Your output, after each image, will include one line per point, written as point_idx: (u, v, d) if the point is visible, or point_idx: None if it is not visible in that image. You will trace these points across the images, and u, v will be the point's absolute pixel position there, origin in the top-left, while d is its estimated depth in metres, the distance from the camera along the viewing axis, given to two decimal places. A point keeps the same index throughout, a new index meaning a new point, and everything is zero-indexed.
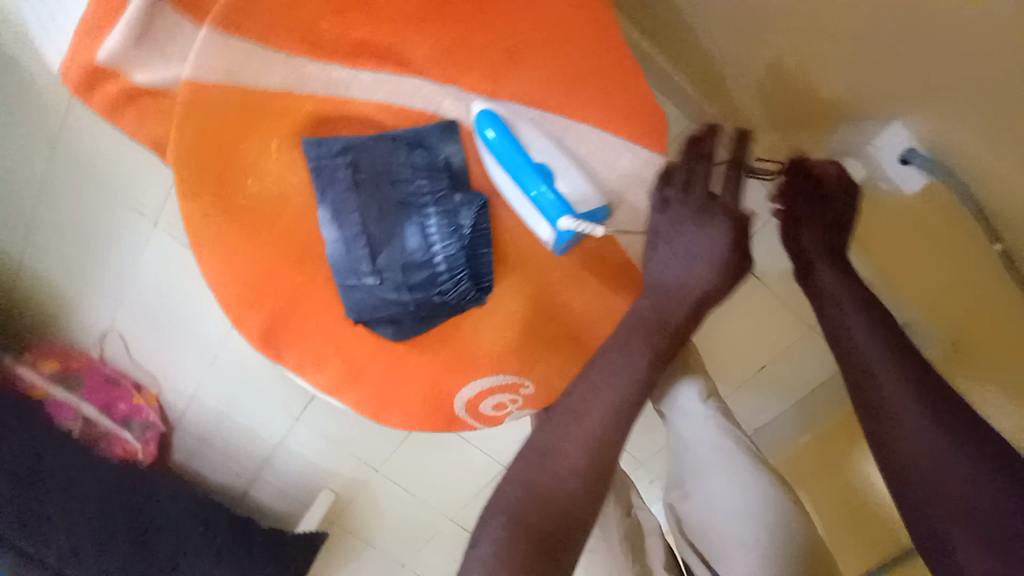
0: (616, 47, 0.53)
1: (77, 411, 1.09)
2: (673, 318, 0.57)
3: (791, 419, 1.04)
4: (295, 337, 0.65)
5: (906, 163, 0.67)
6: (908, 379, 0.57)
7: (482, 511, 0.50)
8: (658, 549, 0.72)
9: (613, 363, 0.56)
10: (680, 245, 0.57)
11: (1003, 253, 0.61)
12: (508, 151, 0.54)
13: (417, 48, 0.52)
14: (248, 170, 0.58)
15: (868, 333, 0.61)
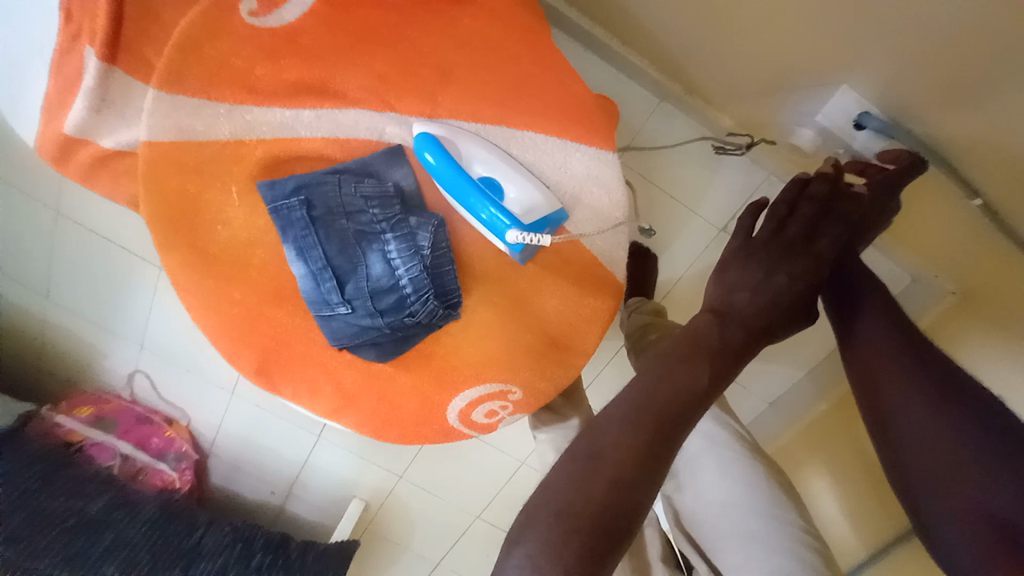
0: (539, 54, 0.58)
1: (116, 451, 1.17)
2: (708, 337, 0.54)
3: (802, 392, 1.04)
4: (287, 370, 0.68)
5: (861, 127, 0.68)
6: (914, 376, 0.52)
7: (523, 515, 0.45)
8: (655, 539, 0.76)
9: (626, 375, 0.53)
10: (758, 277, 0.59)
11: (982, 207, 0.63)
12: (448, 172, 0.54)
13: (353, 80, 0.56)
14: (215, 217, 0.60)
15: (880, 332, 0.57)
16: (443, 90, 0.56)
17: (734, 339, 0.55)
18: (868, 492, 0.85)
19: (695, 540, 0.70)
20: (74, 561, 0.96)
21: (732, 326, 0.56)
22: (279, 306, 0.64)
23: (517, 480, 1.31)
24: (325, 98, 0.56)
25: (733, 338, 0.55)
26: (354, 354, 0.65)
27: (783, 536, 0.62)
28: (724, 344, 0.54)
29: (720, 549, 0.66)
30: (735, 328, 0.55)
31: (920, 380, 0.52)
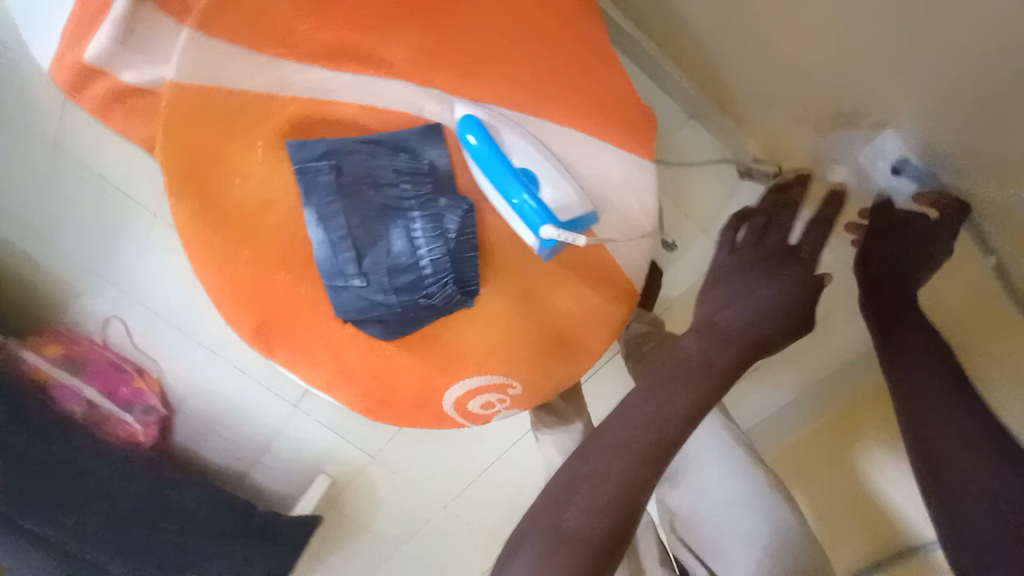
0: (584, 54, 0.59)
1: (83, 396, 1.13)
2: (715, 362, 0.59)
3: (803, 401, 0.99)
4: (285, 336, 0.66)
5: (898, 172, 0.71)
6: (948, 381, 0.60)
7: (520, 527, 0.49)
8: (652, 549, 0.74)
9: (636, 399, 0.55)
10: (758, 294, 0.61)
11: (998, 270, 0.68)
12: (489, 156, 0.54)
13: (396, 50, 0.55)
14: (236, 170, 0.58)
15: (922, 348, 0.64)
16: (484, 74, 0.56)
17: (721, 358, 0.59)
18: (852, 511, 0.85)
19: (692, 544, 0.73)
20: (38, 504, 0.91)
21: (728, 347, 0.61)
22: (288, 273, 0.62)
23: (492, 472, 1.33)
24: (369, 66, 0.55)
25: (726, 365, 0.59)
26: (359, 329, 0.64)
27: (787, 543, 0.63)
28: (723, 363, 0.59)
29: (718, 553, 0.68)
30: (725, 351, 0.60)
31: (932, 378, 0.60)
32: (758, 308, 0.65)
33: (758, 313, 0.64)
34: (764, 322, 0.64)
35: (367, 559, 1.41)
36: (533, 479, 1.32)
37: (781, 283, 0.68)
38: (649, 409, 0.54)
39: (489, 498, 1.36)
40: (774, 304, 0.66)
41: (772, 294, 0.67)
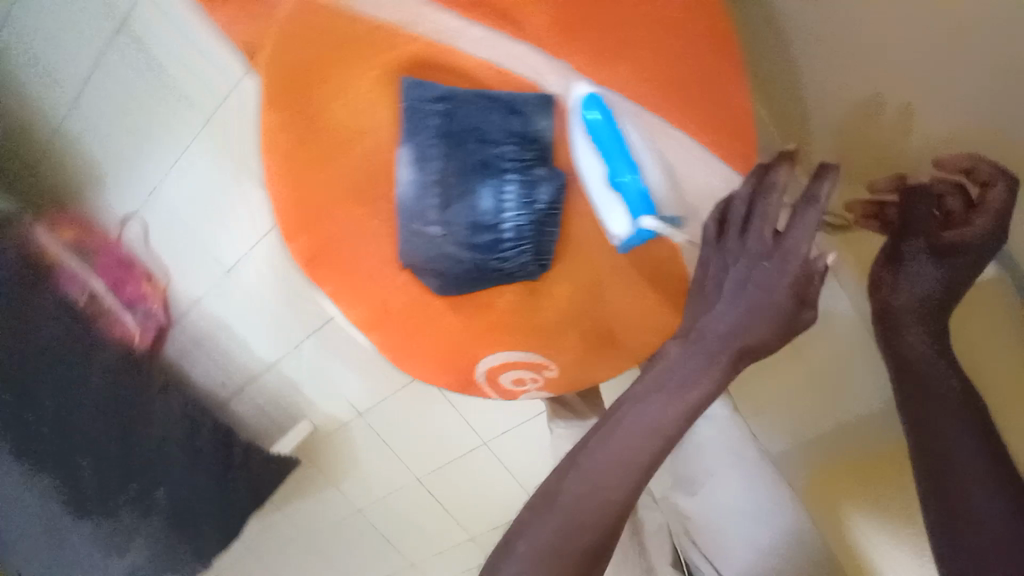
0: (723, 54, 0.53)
1: (87, 285, 1.11)
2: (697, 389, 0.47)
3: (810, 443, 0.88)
4: (337, 269, 0.67)
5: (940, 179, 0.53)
6: (982, 448, 0.50)
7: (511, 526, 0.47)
8: (659, 548, 0.79)
9: (637, 396, 0.48)
10: (743, 297, 0.47)
11: None
12: (607, 137, 0.54)
13: (534, 16, 0.51)
14: (339, 93, 0.58)
15: (961, 402, 0.53)
16: (613, 61, 0.53)
17: (697, 384, 0.47)
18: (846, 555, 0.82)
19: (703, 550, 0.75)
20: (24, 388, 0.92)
21: (712, 352, 0.48)
22: (361, 207, 0.64)
23: (472, 459, 1.30)
24: (500, 21, 0.52)
25: (703, 387, 0.47)
26: (415, 278, 0.66)
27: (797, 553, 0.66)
28: (694, 390, 0.47)
29: (726, 558, 0.71)
30: (709, 359, 0.48)
31: (953, 420, 0.52)
32: (740, 322, 0.47)
33: (754, 329, 0.47)
34: (758, 325, 0.47)
35: (327, 511, 1.41)
36: (514, 477, 1.28)
37: (767, 302, 0.46)
38: (654, 421, 0.46)
39: (464, 485, 1.34)
40: (768, 313, 0.46)
41: (759, 309, 0.47)
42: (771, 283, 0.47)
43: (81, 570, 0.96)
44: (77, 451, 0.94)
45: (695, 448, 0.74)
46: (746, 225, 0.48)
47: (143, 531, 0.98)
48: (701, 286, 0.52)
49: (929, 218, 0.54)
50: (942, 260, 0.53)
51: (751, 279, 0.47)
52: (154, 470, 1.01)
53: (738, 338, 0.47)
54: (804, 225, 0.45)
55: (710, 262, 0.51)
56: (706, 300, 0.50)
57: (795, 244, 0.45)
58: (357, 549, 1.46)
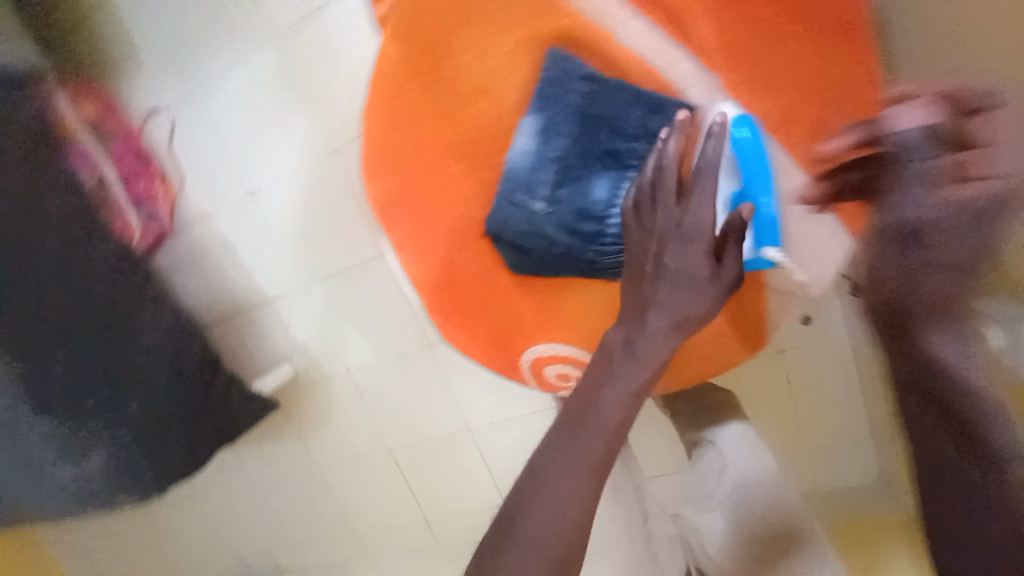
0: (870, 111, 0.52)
1: (98, 167, 1.02)
2: (645, 357, 0.49)
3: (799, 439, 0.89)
4: (413, 220, 0.65)
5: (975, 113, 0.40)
6: None
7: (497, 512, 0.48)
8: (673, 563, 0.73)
9: (589, 384, 0.50)
10: (676, 271, 0.50)
11: None
12: (751, 157, 0.53)
13: (702, 26, 0.51)
14: (473, 43, 0.57)
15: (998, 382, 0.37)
16: (767, 92, 0.51)
17: (641, 350, 0.50)
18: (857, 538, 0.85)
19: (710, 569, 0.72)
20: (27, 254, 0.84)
21: (664, 338, 0.50)
22: (460, 164, 0.62)
23: (452, 442, 1.25)
24: (668, 21, 0.52)
25: (644, 373, 0.49)
26: (492, 247, 0.66)
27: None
28: (637, 379, 0.49)
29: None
30: (662, 342, 0.50)
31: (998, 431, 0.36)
32: (664, 293, 0.50)
33: (683, 291, 0.50)
34: (698, 300, 0.50)
35: (286, 463, 1.36)
36: (490, 470, 1.24)
37: (681, 273, 0.50)
38: (614, 407, 0.48)
39: (436, 469, 1.28)
40: (688, 282, 0.50)
41: (676, 283, 0.50)
42: (691, 254, 0.50)
43: (33, 465, 0.90)
44: (65, 338, 0.87)
45: (716, 465, 0.73)
46: (656, 203, 0.52)
47: (110, 442, 0.92)
48: (635, 268, 0.53)
49: (937, 165, 0.39)
50: (939, 196, 0.39)
51: (668, 254, 0.51)
52: (126, 378, 0.92)
53: (674, 305, 0.50)
54: (703, 194, 0.49)
55: (636, 243, 0.54)
56: (640, 281, 0.52)
57: (699, 208, 0.49)
58: (303, 507, 1.40)
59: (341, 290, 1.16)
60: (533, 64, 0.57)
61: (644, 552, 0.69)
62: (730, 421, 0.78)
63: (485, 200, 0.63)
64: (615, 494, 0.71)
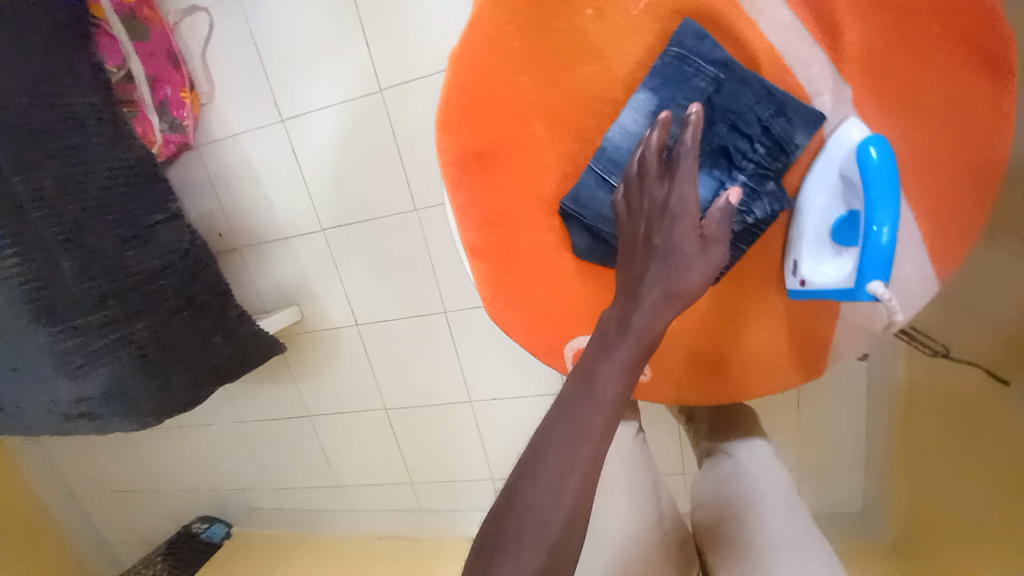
0: (992, 151, 0.50)
1: (126, 63, 0.99)
2: (639, 323, 0.46)
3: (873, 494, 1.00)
4: (480, 182, 0.60)
5: None
6: None
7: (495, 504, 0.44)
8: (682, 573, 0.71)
9: (586, 362, 0.46)
10: (663, 246, 0.48)
11: None
12: (880, 174, 0.46)
13: (850, 28, 0.48)
14: (596, 1, 0.53)
15: None
16: (895, 111, 0.50)
17: (637, 317, 0.47)
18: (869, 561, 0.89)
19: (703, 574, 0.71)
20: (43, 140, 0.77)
21: (663, 310, 0.47)
22: (549, 129, 0.57)
23: (450, 411, 1.21)
24: (815, 18, 0.49)
25: (637, 347, 0.46)
26: (562, 228, 0.61)
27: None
28: (630, 352, 0.46)
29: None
30: (661, 316, 0.47)
31: None
32: (654, 269, 0.48)
33: (677, 266, 0.47)
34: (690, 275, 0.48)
35: (275, 406, 1.32)
36: (485, 445, 1.22)
37: (670, 249, 0.48)
38: (609, 386, 0.45)
39: (429, 437, 1.25)
40: (678, 258, 0.48)
41: (665, 259, 0.48)
42: (676, 231, 0.48)
43: (28, 375, 0.83)
44: (71, 242, 0.79)
45: (728, 467, 0.73)
46: (641, 185, 0.51)
47: (108, 361, 0.82)
48: (627, 248, 0.51)
49: None
50: None
51: (657, 233, 0.49)
52: (131, 294, 0.86)
53: (667, 279, 0.47)
54: (684, 171, 0.48)
55: (626, 226, 0.52)
56: (634, 258, 0.50)
57: (683, 184, 0.48)
58: (286, 452, 1.37)
59: (363, 238, 1.10)
60: (657, 37, 0.53)
61: (655, 560, 0.67)
62: (749, 436, 0.76)
63: (567, 176, 0.59)
64: (633, 491, 0.71)
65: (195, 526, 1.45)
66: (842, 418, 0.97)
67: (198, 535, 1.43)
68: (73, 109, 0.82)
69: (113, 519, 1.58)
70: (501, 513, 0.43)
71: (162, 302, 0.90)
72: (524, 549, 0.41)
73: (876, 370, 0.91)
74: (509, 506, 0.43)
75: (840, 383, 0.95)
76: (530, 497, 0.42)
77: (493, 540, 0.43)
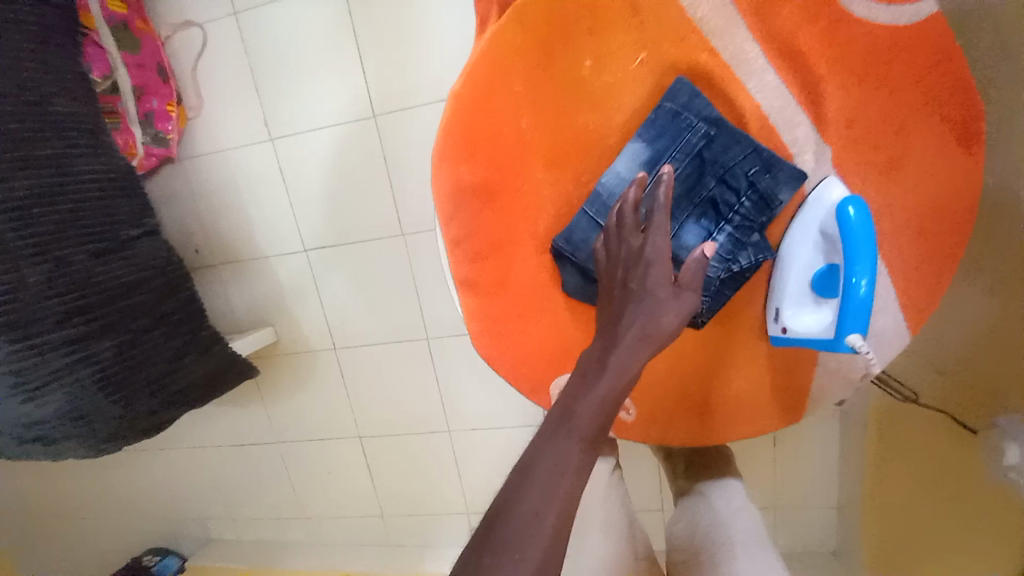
0: (957, 216, 0.53)
1: (113, 73, 0.97)
2: (622, 362, 0.46)
3: (845, 536, 1.00)
4: (474, 216, 0.60)
5: None
6: None
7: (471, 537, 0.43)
8: None
9: (567, 395, 0.46)
10: (636, 290, 0.48)
11: None
12: (857, 233, 0.48)
13: (831, 95, 0.51)
14: (597, 54, 0.55)
15: None
16: (872, 174, 0.53)
17: (619, 354, 0.46)
18: None
19: None
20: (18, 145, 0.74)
21: (635, 351, 0.47)
22: (544, 171, 0.58)
23: (427, 441, 1.18)
24: (800, 84, 0.52)
25: (616, 385, 0.46)
26: (553, 266, 0.61)
27: None
28: (613, 385, 0.46)
29: None
30: (634, 355, 0.46)
31: None
32: (631, 310, 0.48)
33: (651, 310, 0.47)
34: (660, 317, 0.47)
35: (242, 429, 1.26)
36: (460, 475, 1.19)
37: (643, 293, 0.48)
38: (586, 421, 0.44)
39: (403, 466, 1.21)
40: (653, 301, 0.48)
41: (640, 303, 0.48)
42: (648, 277, 0.48)
43: None
44: (39, 255, 0.75)
45: (703, 509, 0.72)
46: (619, 235, 0.52)
47: (68, 382, 0.77)
48: (606, 293, 0.52)
49: None
50: None
51: (633, 278, 0.49)
52: (96, 311, 0.81)
53: (643, 322, 0.47)
54: (658, 224, 0.49)
55: (606, 273, 0.53)
56: (613, 299, 0.50)
57: (657, 235, 0.49)
58: (250, 479, 1.30)
59: (348, 261, 1.09)
60: (652, 90, 0.55)
61: None
62: (725, 478, 0.76)
63: (561, 215, 0.60)
64: (612, 531, 0.69)
65: (147, 558, 1.35)
66: (814, 456, 1.00)
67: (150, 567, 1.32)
68: (54, 117, 0.79)
69: (52, 547, 1.47)
70: (473, 552, 0.42)
71: (130, 322, 0.86)
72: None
73: (851, 411, 0.94)
74: (481, 543, 0.42)
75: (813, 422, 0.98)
76: (505, 535, 0.41)
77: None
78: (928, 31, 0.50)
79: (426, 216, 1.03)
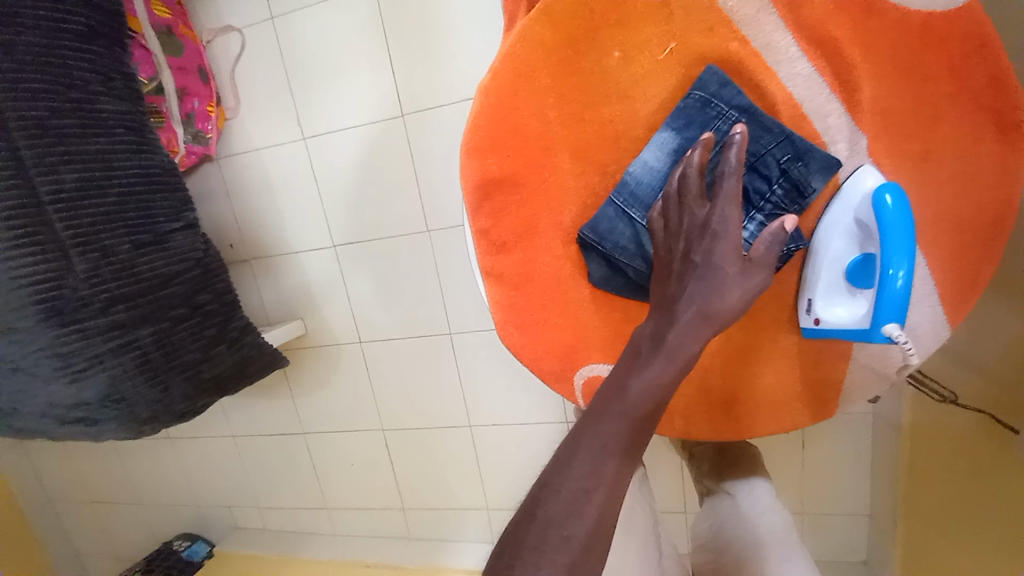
0: (999, 205, 0.52)
1: (158, 75, 1.00)
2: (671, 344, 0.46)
3: (876, 542, 0.97)
4: (503, 208, 0.61)
5: None
6: None
7: (513, 522, 0.43)
8: None
9: (616, 379, 0.47)
10: (704, 261, 0.47)
11: None
12: (897, 222, 0.47)
13: (865, 81, 0.51)
14: (624, 46, 0.55)
15: None
16: (909, 163, 0.51)
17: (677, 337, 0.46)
18: None
19: None
20: (64, 142, 0.78)
21: (692, 332, 0.46)
22: (572, 162, 0.59)
23: (448, 435, 1.19)
24: (833, 72, 0.52)
25: (668, 367, 0.46)
26: (578, 256, 0.62)
27: None
28: (665, 371, 0.45)
29: None
30: (690, 338, 0.46)
31: None
32: (691, 286, 0.47)
33: (714, 287, 0.46)
34: (729, 292, 0.47)
35: (268, 420, 1.30)
36: (481, 471, 1.20)
37: (709, 267, 0.47)
38: (632, 405, 0.44)
39: (423, 459, 1.23)
40: (718, 277, 0.46)
41: (703, 278, 0.47)
42: (713, 247, 0.47)
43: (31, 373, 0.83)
44: (84, 245, 0.80)
45: (727, 506, 0.72)
46: (681, 204, 0.50)
47: (109, 365, 0.82)
48: (663, 268, 0.51)
49: None
50: None
51: (696, 252, 0.48)
52: (135, 300, 0.85)
53: (704, 299, 0.47)
54: (731, 186, 0.46)
55: (663, 244, 0.52)
56: (670, 280, 0.49)
57: (723, 205, 0.47)
58: (276, 470, 1.33)
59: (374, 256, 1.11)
60: (680, 81, 0.56)
61: None
62: (752, 476, 0.74)
63: (587, 206, 0.60)
64: (640, 528, 0.68)
65: (176, 543, 1.40)
66: (842, 460, 0.98)
67: (179, 553, 1.37)
68: (101, 116, 0.83)
69: (91, 530, 1.54)
70: (516, 532, 0.42)
71: (167, 312, 0.89)
72: (539, 568, 0.40)
73: (883, 413, 0.92)
74: (523, 523, 0.42)
75: (842, 424, 0.96)
76: (546, 521, 0.41)
77: (508, 562, 0.41)
78: (960, 20, 0.49)
79: (451, 213, 1.04)
